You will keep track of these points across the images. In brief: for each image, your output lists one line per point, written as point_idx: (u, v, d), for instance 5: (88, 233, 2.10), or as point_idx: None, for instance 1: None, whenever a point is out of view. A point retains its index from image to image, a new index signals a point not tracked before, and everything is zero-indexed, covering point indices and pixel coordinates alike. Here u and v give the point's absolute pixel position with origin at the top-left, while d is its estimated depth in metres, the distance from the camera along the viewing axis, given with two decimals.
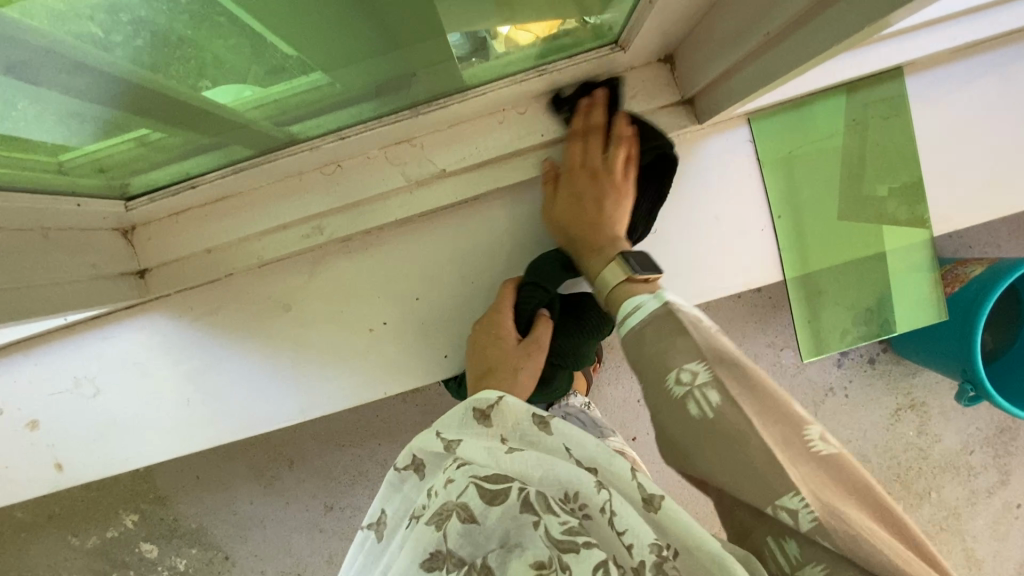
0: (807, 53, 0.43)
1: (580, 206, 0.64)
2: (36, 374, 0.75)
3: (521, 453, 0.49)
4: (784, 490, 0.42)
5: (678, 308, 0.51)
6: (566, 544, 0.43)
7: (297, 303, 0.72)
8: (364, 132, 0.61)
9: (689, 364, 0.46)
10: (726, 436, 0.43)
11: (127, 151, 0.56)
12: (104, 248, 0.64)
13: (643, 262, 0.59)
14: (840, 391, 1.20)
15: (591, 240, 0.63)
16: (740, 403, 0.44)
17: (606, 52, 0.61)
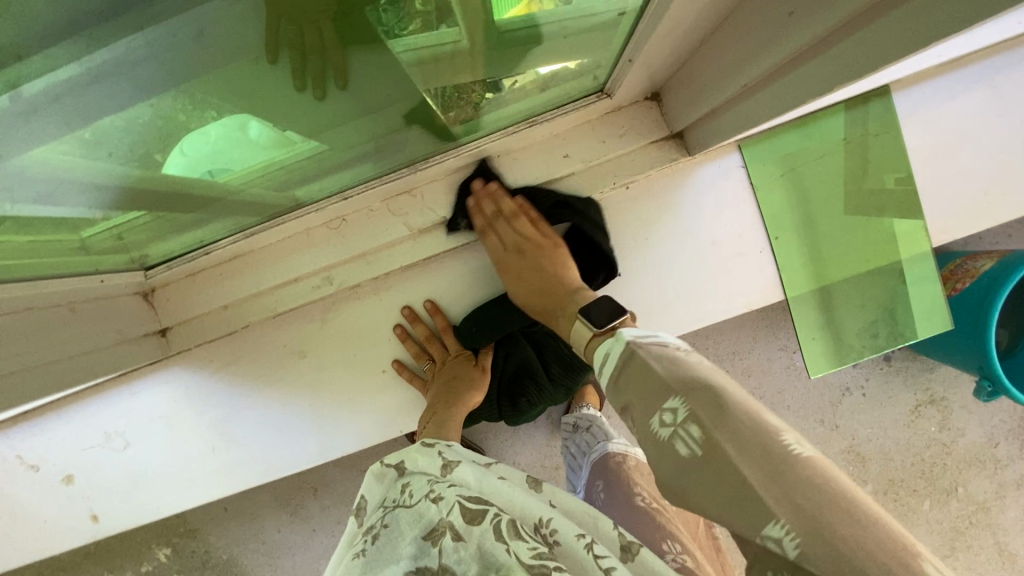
0: (788, 100, 0.44)
1: (542, 278, 0.66)
2: (67, 432, 0.78)
3: (509, 483, 0.53)
4: (755, 528, 0.35)
5: (639, 346, 0.49)
6: (537, 568, 0.44)
7: (312, 350, 0.75)
8: (367, 191, 0.64)
9: (666, 402, 0.43)
10: (706, 472, 0.38)
11: (144, 223, 0.59)
12: (126, 313, 0.67)
13: (612, 308, 0.58)
14: (857, 390, 1.20)
15: (551, 309, 0.65)
16: (719, 433, 0.39)
17: (594, 100, 0.63)
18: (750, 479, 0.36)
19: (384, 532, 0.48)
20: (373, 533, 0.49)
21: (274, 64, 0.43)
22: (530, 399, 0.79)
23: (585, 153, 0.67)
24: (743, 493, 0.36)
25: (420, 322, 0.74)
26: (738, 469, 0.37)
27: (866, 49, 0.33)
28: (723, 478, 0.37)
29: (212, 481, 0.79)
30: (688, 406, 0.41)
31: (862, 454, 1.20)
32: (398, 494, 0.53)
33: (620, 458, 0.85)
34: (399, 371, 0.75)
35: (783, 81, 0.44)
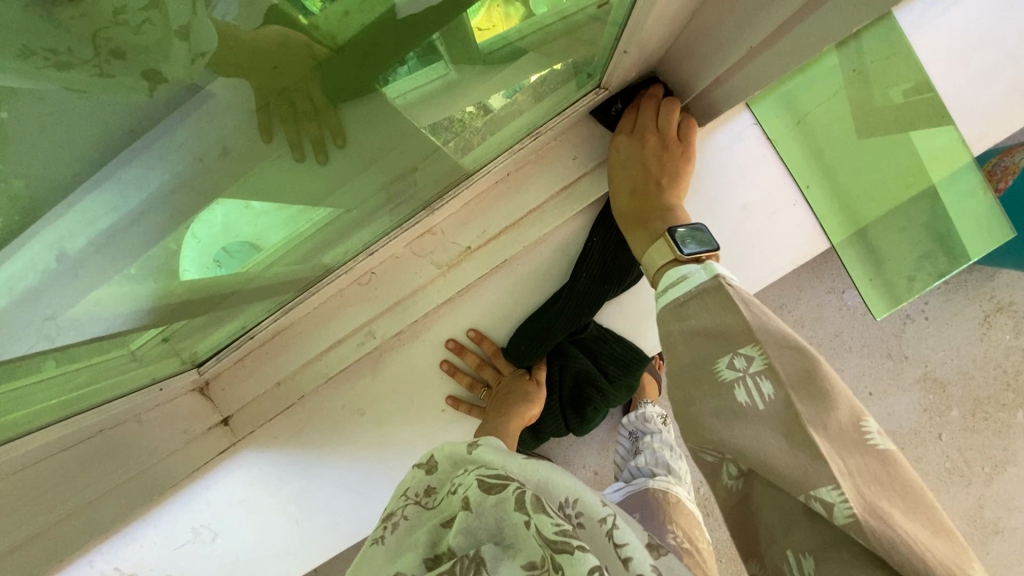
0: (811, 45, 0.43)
1: (626, 171, 0.63)
2: (157, 535, 0.76)
3: (535, 460, 0.50)
4: (821, 482, 0.34)
5: (727, 283, 0.48)
6: (559, 544, 0.40)
7: (369, 407, 0.74)
8: (390, 242, 0.65)
9: (741, 348, 0.42)
10: (769, 422, 0.38)
11: (192, 322, 0.60)
12: (186, 412, 0.68)
13: (694, 240, 0.55)
14: (919, 315, 1.16)
15: (638, 215, 0.61)
16: (793, 390, 0.38)
17: (592, 96, 0.63)
18: (801, 438, 0.36)
19: (406, 523, 0.49)
20: (394, 521, 0.50)
21: (270, 142, 0.45)
22: (595, 406, 0.78)
23: (595, 152, 0.66)
24: (794, 446, 0.36)
25: (468, 352, 0.74)
26: (800, 421, 0.37)
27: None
28: (782, 441, 0.37)
29: (302, 548, 0.80)
30: (773, 362, 0.40)
31: (940, 379, 1.14)
32: (424, 491, 0.53)
33: (661, 494, 0.85)
34: (457, 407, 0.75)
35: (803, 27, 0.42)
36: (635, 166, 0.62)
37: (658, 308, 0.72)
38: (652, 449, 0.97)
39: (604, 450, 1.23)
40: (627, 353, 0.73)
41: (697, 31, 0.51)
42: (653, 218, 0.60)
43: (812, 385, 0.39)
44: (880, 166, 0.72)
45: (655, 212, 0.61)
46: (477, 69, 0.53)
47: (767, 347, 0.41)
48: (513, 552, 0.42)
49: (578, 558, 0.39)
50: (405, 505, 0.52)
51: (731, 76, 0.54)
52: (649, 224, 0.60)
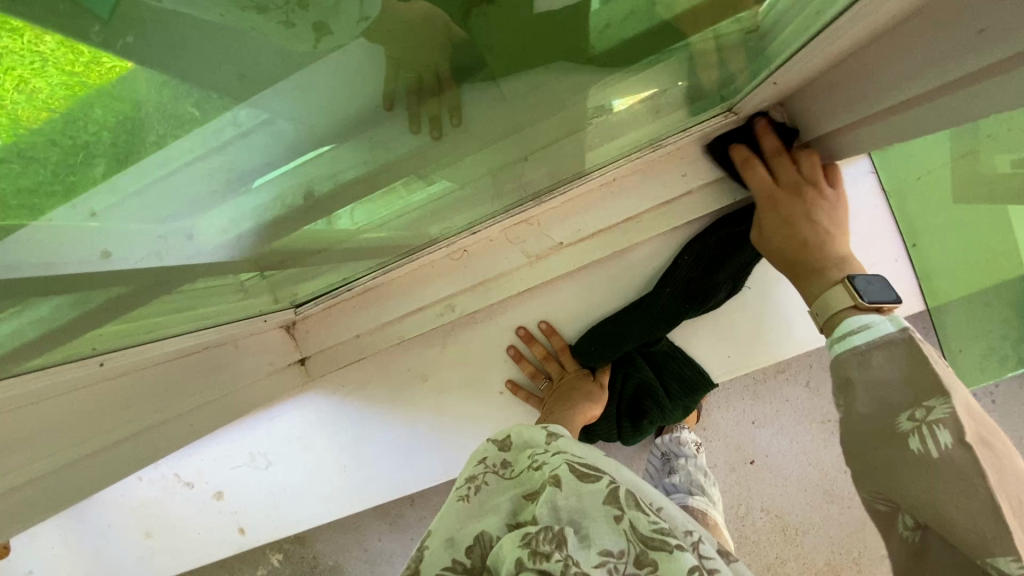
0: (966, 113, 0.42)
1: (790, 230, 0.58)
2: (219, 452, 0.86)
3: (625, 466, 0.54)
4: (1000, 551, 0.34)
5: (919, 338, 0.46)
6: (655, 542, 0.44)
7: (433, 373, 0.78)
8: (493, 225, 0.67)
9: (925, 400, 0.42)
10: (946, 475, 0.38)
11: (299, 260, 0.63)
12: (274, 346, 0.73)
13: (875, 288, 0.52)
14: (988, 397, 1.11)
15: (817, 266, 0.56)
16: (979, 448, 0.38)
17: (721, 119, 0.62)
18: (980, 500, 0.36)
19: (486, 489, 0.56)
20: (477, 486, 0.57)
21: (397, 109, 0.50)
22: (652, 420, 0.78)
23: (703, 173, 0.65)
24: (971, 502, 0.36)
25: (537, 342, 0.76)
26: (982, 480, 0.37)
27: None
28: (965, 498, 0.37)
29: (343, 492, 0.84)
30: (959, 415, 0.40)
31: None
32: (501, 464, 0.60)
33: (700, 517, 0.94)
34: (515, 392, 0.77)
35: (951, 95, 0.41)
36: (790, 216, 0.58)
37: (741, 333, 0.72)
38: (687, 469, 1.02)
39: (631, 463, 1.23)
40: (693, 372, 0.73)
41: (842, 75, 0.51)
42: (831, 265, 0.56)
43: (999, 451, 0.39)
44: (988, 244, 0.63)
45: (835, 262, 0.56)
46: (596, 75, 0.56)
47: (956, 402, 0.40)
48: (590, 543, 0.45)
49: (675, 556, 0.43)
50: (484, 472, 0.59)
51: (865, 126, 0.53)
52: (827, 272, 0.55)
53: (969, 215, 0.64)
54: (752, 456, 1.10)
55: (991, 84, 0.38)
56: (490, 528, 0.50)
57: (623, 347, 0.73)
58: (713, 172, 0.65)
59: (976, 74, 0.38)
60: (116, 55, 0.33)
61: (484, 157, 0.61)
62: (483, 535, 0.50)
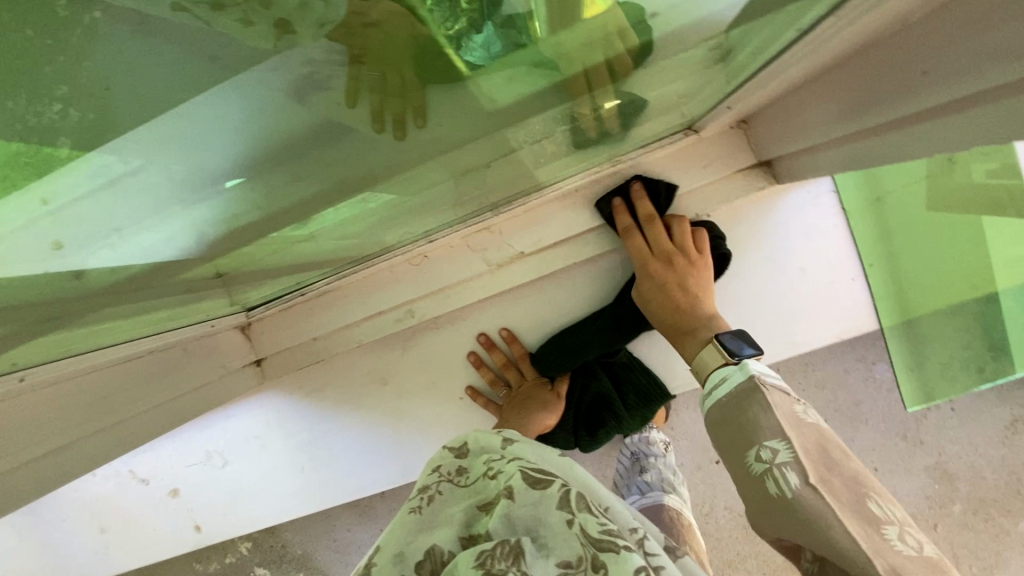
0: (911, 150, 0.42)
1: (666, 294, 0.63)
2: (174, 449, 0.85)
3: (573, 463, 0.55)
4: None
5: (763, 382, 0.50)
6: (604, 543, 0.45)
7: (392, 377, 0.77)
8: (452, 234, 0.67)
9: (767, 441, 0.45)
10: (795, 516, 0.40)
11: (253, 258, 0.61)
12: (227, 348, 0.71)
13: (743, 347, 0.56)
14: (944, 405, 1.15)
15: (681, 327, 0.61)
16: (824, 489, 0.40)
17: (680, 137, 0.62)
18: (834, 529, 0.37)
19: (440, 497, 0.55)
20: (429, 495, 0.55)
21: (353, 108, 0.45)
22: (608, 429, 0.78)
23: (666, 187, 0.65)
24: (836, 534, 0.37)
25: (497, 349, 0.75)
26: (829, 509, 0.38)
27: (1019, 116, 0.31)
28: (825, 526, 0.38)
29: (304, 492, 0.84)
30: (800, 457, 0.42)
31: (948, 471, 1.14)
32: (456, 470, 0.58)
33: (674, 514, 0.94)
34: (474, 398, 0.76)
35: (899, 132, 0.41)
36: (664, 283, 0.63)
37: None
38: (658, 469, 1.04)
39: (599, 461, 1.25)
40: (649, 381, 0.73)
41: (799, 100, 0.50)
42: (699, 327, 0.60)
43: (837, 483, 0.41)
44: (960, 265, 0.65)
45: (700, 321, 0.61)
46: None
47: (793, 441, 0.44)
48: (548, 553, 0.46)
49: (623, 556, 0.44)
50: (438, 480, 0.57)
51: (822, 150, 0.53)
52: (696, 335, 0.60)
53: (949, 230, 0.64)
54: (718, 454, 1.17)
55: (933, 127, 0.38)
56: (443, 542, 0.49)
57: (582, 357, 0.73)
58: (675, 186, 0.65)
59: (919, 115, 0.38)
60: (67, 44, 0.31)
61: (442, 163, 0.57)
62: (435, 549, 0.49)
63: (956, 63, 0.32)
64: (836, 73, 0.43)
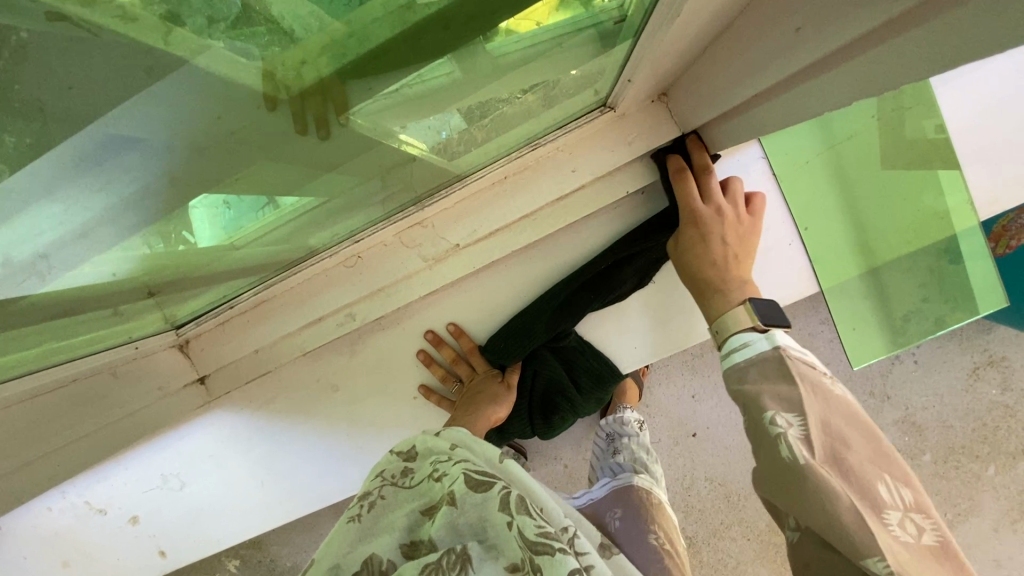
0: (807, 108, 0.42)
1: (706, 246, 0.60)
2: (127, 476, 0.81)
3: (512, 465, 0.56)
4: (868, 553, 0.37)
5: (788, 354, 0.50)
6: (541, 546, 0.45)
7: (343, 383, 0.76)
8: (376, 232, 0.65)
9: (786, 412, 0.45)
10: (812, 484, 0.41)
11: (173, 273, 0.59)
12: (163, 368, 0.69)
13: (771, 313, 0.55)
14: (909, 359, 1.18)
15: (719, 281, 0.59)
16: (822, 454, 0.42)
17: (598, 115, 0.61)
18: (845, 508, 0.39)
19: (381, 502, 0.54)
20: (371, 501, 0.54)
21: (274, 111, 0.47)
22: (562, 415, 0.79)
23: (594, 166, 0.64)
24: (838, 505, 0.39)
25: (446, 345, 0.74)
26: (841, 488, 0.40)
27: (900, 57, 0.31)
28: (830, 501, 0.39)
29: (267, 504, 0.82)
30: (811, 427, 0.43)
31: (918, 423, 1.17)
32: (399, 471, 0.58)
33: (644, 495, 0.87)
34: (428, 397, 0.75)
35: (795, 89, 0.41)
36: (710, 235, 0.60)
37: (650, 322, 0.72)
38: (631, 450, 0.99)
39: (579, 445, 1.25)
40: (600, 364, 0.73)
41: (704, 68, 0.50)
42: (733, 286, 0.59)
43: (849, 460, 0.42)
44: (898, 214, 0.73)
45: (735, 280, 0.59)
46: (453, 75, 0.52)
47: (809, 412, 0.44)
48: (496, 554, 0.47)
49: (558, 560, 0.44)
50: (381, 485, 0.56)
51: (735, 116, 0.52)
52: (728, 291, 0.59)
53: (894, 182, 0.73)
54: (694, 428, 1.19)
55: (827, 80, 0.38)
56: (382, 549, 0.49)
57: (529, 347, 0.72)
58: (605, 164, 0.64)
59: (813, 68, 0.38)
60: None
61: (369, 160, 0.58)
62: (373, 558, 0.48)
63: (830, 12, 0.32)
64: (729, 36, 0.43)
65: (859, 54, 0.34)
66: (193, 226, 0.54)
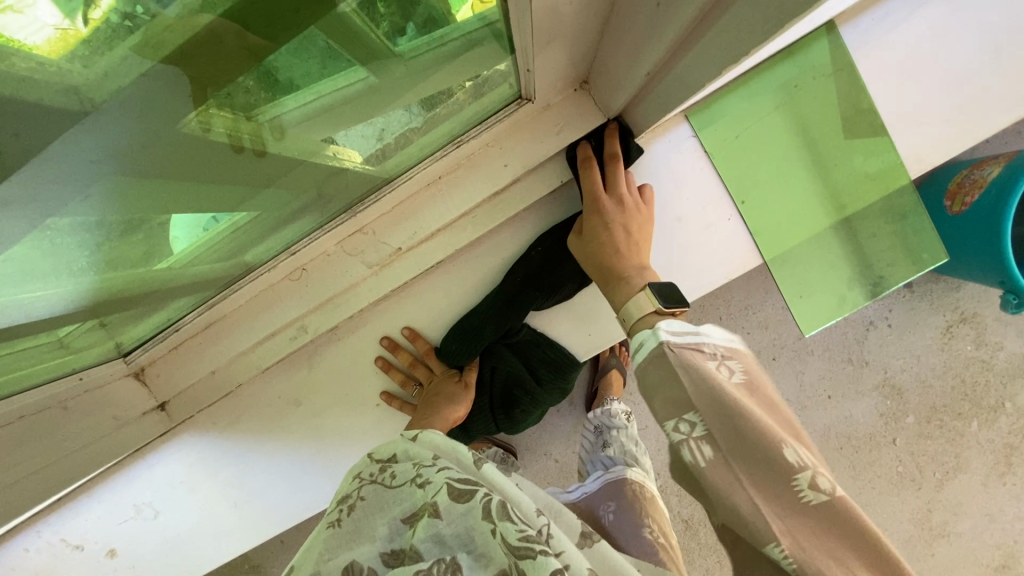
0: (695, 81, 0.43)
1: (606, 234, 0.63)
2: (100, 510, 0.76)
3: (489, 466, 0.57)
4: (768, 540, 0.37)
5: (674, 347, 0.50)
6: (523, 551, 0.46)
7: (307, 397, 0.76)
8: (311, 243, 0.65)
9: (686, 414, 0.44)
10: (709, 485, 0.40)
11: (112, 299, 0.59)
12: (117, 397, 0.69)
13: (667, 294, 0.58)
14: (882, 323, 1.19)
15: (616, 269, 0.61)
16: (727, 453, 0.41)
17: (515, 107, 0.61)
18: (740, 501, 0.39)
19: (360, 503, 0.55)
20: (350, 504, 0.55)
21: (207, 132, 0.49)
22: (524, 408, 0.80)
23: (525, 158, 0.65)
24: (736, 498, 0.39)
25: (402, 350, 0.75)
26: (737, 479, 0.40)
27: (752, 18, 0.32)
28: (729, 493, 0.39)
29: (247, 527, 0.80)
30: (711, 428, 0.42)
31: (897, 385, 1.18)
32: (378, 469, 0.58)
33: (636, 487, 0.87)
34: (389, 402, 0.76)
35: (681, 64, 0.42)
36: (613, 223, 0.63)
37: (602, 311, 0.72)
38: (621, 442, 0.99)
39: (566, 440, 1.25)
40: (558, 355, 0.74)
41: (605, 53, 0.51)
42: (630, 273, 0.61)
43: (750, 446, 0.40)
44: (832, 177, 0.72)
45: (635, 267, 0.61)
46: (364, 78, 0.54)
47: (707, 410, 0.43)
48: (485, 563, 0.46)
49: (540, 562, 0.45)
50: (360, 486, 0.57)
51: (645, 96, 0.54)
52: (628, 280, 0.60)
53: (828, 145, 0.72)
54: None
55: (705, 46, 0.39)
56: (362, 557, 0.48)
57: (483, 343, 0.73)
58: (534, 156, 0.64)
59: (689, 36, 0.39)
60: None
61: (301, 174, 0.60)
62: (353, 565, 0.47)
63: None
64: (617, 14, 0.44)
65: (721, 18, 0.35)
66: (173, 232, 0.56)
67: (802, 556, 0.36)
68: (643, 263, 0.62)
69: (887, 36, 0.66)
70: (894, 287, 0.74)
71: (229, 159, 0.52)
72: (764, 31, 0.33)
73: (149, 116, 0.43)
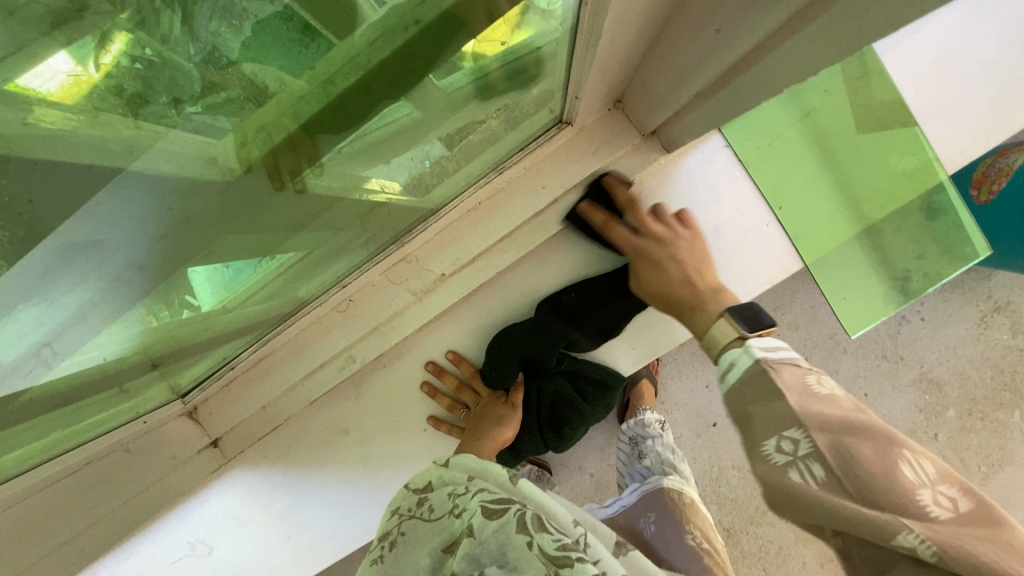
0: (745, 100, 0.44)
1: (664, 272, 0.63)
2: (156, 549, 0.74)
3: (523, 483, 0.55)
4: (897, 531, 0.36)
5: (772, 363, 0.47)
6: (561, 560, 0.48)
7: (354, 426, 0.76)
8: (360, 276, 0.67)
9: (786, 431, 0.41)
10: (819, 509, 0.38)
11: (171, 340, 0.60)
12: (174, 437, 0.70)
13: (750, 314, 0.54)
14: (915, 317, 1.18)
15: (692, 299, 0.60)
16: (837, 473, 0.38)
17: (556, 131, 0.63)
18: (815, 505, 0.38)
19: (401, 539, 0.54)
20: (392, 540, 0.54)
21: (250, 172, 0.50)
22: (573, 425, 0.80)
23: (564, 179, 0.66)
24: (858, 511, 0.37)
25: (447, 373, 0.75)
26: (864, 510, 0.37)
27: (814, 44, 0.33)
28: (850, 505, 0.37)
29: (297, 564, 0.78)
30: (822, 447, 0.39)
31: (935, 379, 1.16)
32: (416, 503, 0.57)
33: (676, 494, 0.86)
34: (437, 426, 0.76)
35: (731, 86, 0.43)
36: (660, 259, 0.63)
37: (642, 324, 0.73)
38: (656, 452, 0.98)
39: (601, 453, 1.24)
40: (603, 370, 0.75)
41: (646, 75, 0.52)
42: (708, 300, 0.59)
43: (863, 462, 0.38)
44: (866, 178, 0.73)
45: (711, 291, 0.60)
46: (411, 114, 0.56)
47: (812, 428, 0.40)
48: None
49: (578, 569, 0.47)
50: (399, 521, 0.56)
51: (685, 115, 0.55)
52: (705, 307, 0.58)
53: (860, 147, 0.72)
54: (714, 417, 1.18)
55: (761, 68, 0.39)
56: None
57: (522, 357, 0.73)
58: (573, 176, 0.65)
59: (741, 63, 0.40)
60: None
61: (345, 209, 0.61)
62: None
63: (745, 7, 0.34)
64: (663, 39, 0.45)
65: (776, 47, 0.36)
66: (195, 289, 0.56)
67: (940, 546, 0.35)
68: (717, 285, 0.61)
69: (916, 33, 0.67)
70: (935, 282, 0.73)
71: (272, 198, 0.54)
72: (828, 54, 0.33)
73: (193, 167, 0.46)
